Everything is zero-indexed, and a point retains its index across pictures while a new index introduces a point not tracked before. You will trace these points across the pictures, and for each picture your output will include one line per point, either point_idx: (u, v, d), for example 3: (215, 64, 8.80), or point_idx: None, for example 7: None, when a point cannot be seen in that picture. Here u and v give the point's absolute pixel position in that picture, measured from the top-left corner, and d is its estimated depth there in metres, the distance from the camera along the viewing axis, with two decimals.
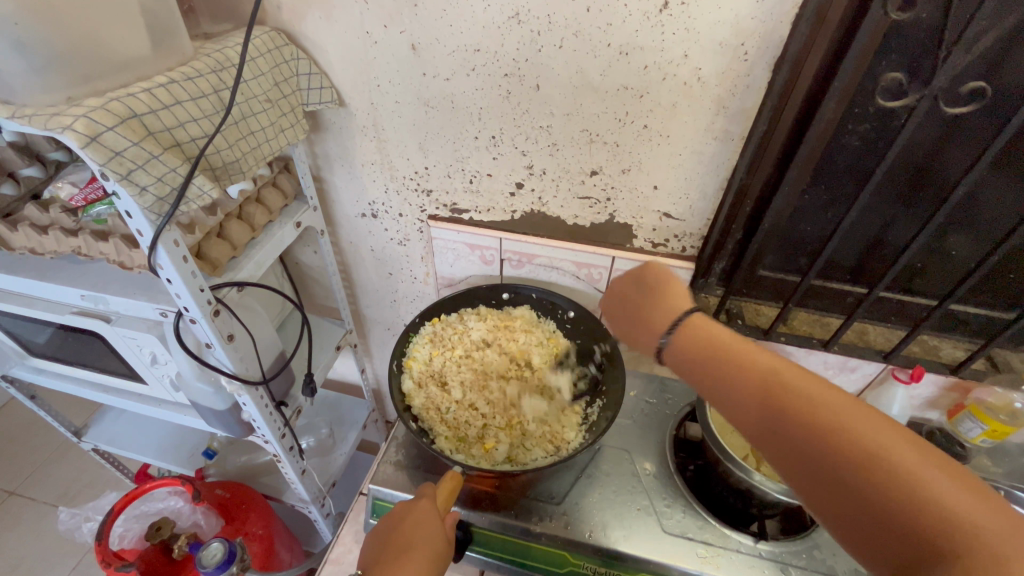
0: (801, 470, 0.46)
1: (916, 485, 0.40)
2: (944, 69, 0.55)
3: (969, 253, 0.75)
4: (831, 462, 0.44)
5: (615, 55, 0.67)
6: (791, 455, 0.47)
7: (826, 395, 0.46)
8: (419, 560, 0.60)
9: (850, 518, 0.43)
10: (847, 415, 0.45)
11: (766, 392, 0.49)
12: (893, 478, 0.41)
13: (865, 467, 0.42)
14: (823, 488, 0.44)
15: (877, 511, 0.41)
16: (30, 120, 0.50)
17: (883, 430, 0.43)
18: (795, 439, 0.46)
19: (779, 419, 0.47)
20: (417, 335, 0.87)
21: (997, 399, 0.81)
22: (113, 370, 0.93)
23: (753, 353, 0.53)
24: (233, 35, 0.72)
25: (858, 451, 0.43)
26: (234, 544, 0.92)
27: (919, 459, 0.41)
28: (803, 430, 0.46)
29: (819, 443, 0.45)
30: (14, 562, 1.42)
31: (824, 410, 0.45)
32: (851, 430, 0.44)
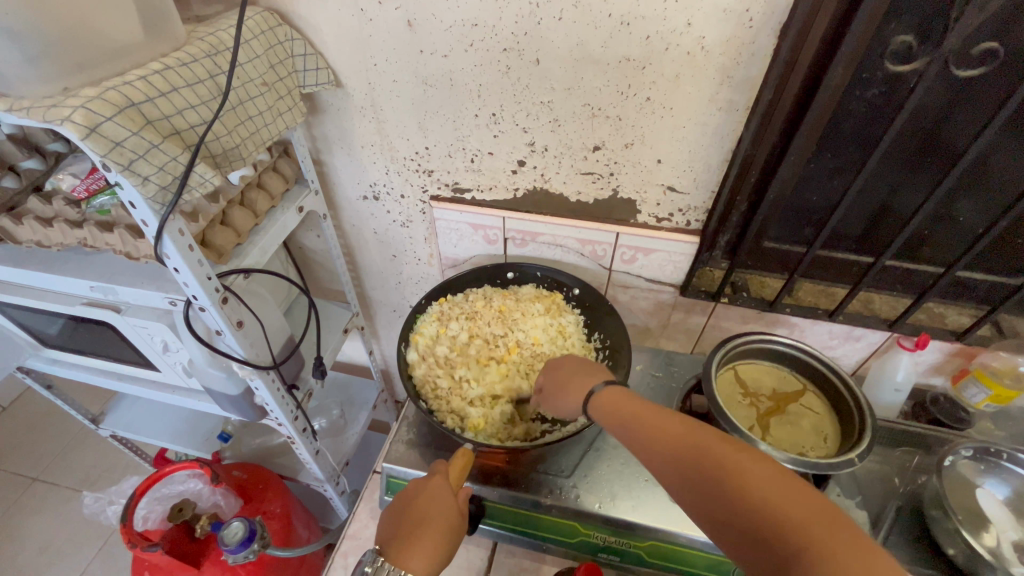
0: (697, 509, 0.50)
1: (783, 514, 0.44)
2: (955, 31, 0.53)
3: (977, 219, 0.75)
4: (718, 497, 0.48)
5: (616, 26, 0.65)
6: (690, 500, 0.50)
7: (710, 439, 0.52)
8: (437, 534, 0.62)
9: (743, 546, 0.46)
10: (724, 456, 0.50)
11: (658, 441, 0.55)
12: (764, 508, 0.45)
13: (746, 502, 0.46)
14: (718, 522, 0.48)
15: (757, 538, 0.45)
16: (29, 113, 0.50)
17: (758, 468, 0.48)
18: (690, 484, 0.50)
19: (675, 467, 0.52)
20: (424, 314, 0.88)
21: (1002, 364, 0.82)
22: (126, 358, 0.94)
23: (649, 407, 0.59)
24: (225, 17, 0.71)
25: (733, 488, 0.47)
26: (254, 522, 0.94)
27: (789, 488, 0.45)
28: (692, 472, 0.51)
29: (707, 485, 0.49)
30: (43, 544, 1.47)
31: (710, 454, 0.50)
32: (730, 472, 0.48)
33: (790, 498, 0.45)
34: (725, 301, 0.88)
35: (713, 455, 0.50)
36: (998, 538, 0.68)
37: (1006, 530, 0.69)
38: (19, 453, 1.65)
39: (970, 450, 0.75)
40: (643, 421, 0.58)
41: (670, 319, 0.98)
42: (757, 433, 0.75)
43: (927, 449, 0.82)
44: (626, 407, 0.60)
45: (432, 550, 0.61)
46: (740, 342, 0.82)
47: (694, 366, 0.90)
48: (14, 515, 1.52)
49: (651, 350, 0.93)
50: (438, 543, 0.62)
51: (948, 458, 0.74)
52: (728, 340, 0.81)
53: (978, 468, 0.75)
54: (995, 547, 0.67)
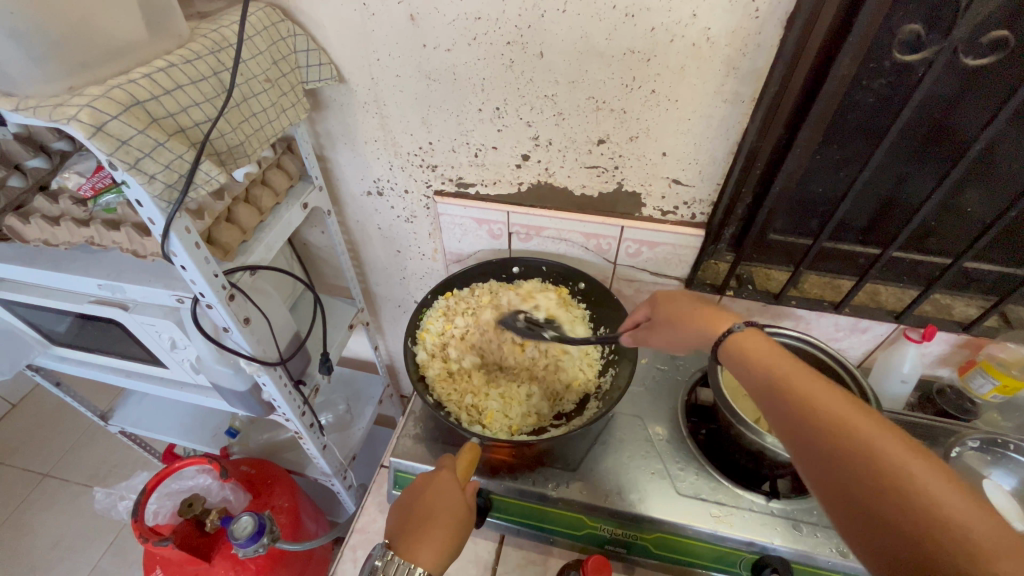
0: (829, 486, 0.47)
1: (952, 525, 0.39)
2: (965, 20, 0.53)
3: (985, 209, 0.74)
4: (869, 492, 0.44)
5: (621, 18, 0.65)
6: (830, 482, 0.47)
7: (873, 425, 0.46)
8: (446, 528, 0.63)
9: (872, 529, 0.43)
10: (890, 448, 0.44)
11: (804, 413, 0.49)
12: (927, 514, 0.41)
13: (905, 505, 0.42)
14: (860, 516, 0.44)
15: (907, 543, 0.41)
16: (35, 112, 0.50)
17: (930, 470, 0.42)
18: (835, 468, 0.46)
19: (819, 446, 0.48)
20: (430, 309, 0.88)
21: (1008, 355, 0.81)
22: (134, 355, 0.95)
23: (798, 371, 0.53)
24: (228, 13, 0.70)
25: (895, 485, 0.42)
26: (263, 517, 0.95)
27: (962, 501, 0.40)
28: (842, 457, 0.46)
29: (859, 477, 0.44)
30: (55, 539, 1.49)
31: (871, 441, 0.45)
32: (893, 468, 0.43)
33: (963, 512, 0.40)
34: (731, 294, 0.88)
35: (875, 443, 0.45)
36: None
37: (1012, 520, 0.69)
38: (29, 450, 1.67)
39: (976, 442, 0.76)
40: (781, 374, 0.53)
41: None
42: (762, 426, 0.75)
43: (933, 441, 0.82)
44: (771, 362, 0.55)
45: (441, 543, 0.62)
46: None
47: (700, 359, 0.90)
48: (26, 511, 1.54)
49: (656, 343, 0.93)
50: (445, 538, 0.62)
51: (953, 450, 0.75)
52: None
53: (985, 459, 0.75)
54: None
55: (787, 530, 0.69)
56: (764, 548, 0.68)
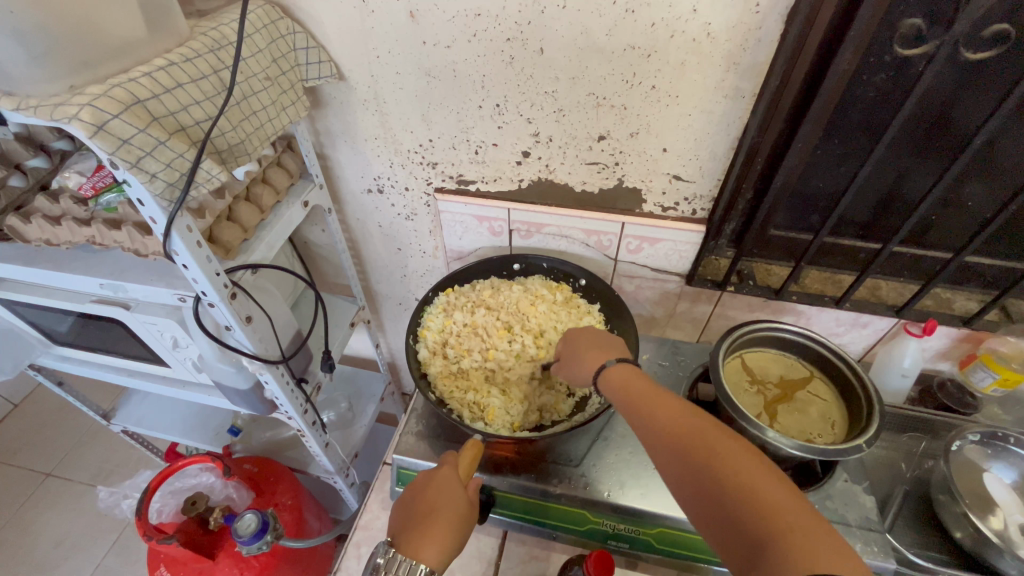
0: (676, 478, 0.53)
1: (758, 497, 0.47)
2: (966, 13, 0.53)
3: (985, 204, 0.74)
4: (699, 480, 0.51)
5: (621, 13, 0.65)
6: (676, 475, 0.53)
7: (702, 425, 0.54)
8: (448, 525, 0.63)
9: (709, 511, 0.49)
10: (714, 441, 0.52)
11: (652, 422, 0.57)
12: (740, 490, 0.48)
13: (723, 486, 0.49)
14: (698, 503, 0.51)
15: (734, 525, 0.47)
16: (36, 112, 0.50)
17: (744, 456, 0.50)
18: (678, 465, 0.53)
19: (665, 446, 0.55)
20: (431, 307, 0.89)
21: (1009, 348, 0.82)
22: (135, 354, 0.95)
23: (649, 389, 0.61)
24: (227, 11, 0.70)
25: (719, 470, 0.49)
26: (266, 514, 0.96)
27: (766, 476, 0.48)
28: (681, 453, 0.53)
29: (691, 468, 0.51)
30: (59, 537, 1.50)
31: (702, 439, 0.53)
32: (716, 458, 0.51)
33: (767, 484, 0.47)
34: (731, 289, 0.88)
35: (704, 440, 0.52)
36: (1005, 521, 0.68)
37: (1013, 512, 0.69)
38: (32, 449, 1.67)
39: (977, 436, 0.76)
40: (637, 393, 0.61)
41: (676, 309, 0.98)
42: (765, 421, 0.76)
43: (934, 435, 0.83)
44: (634, 386, 0.62)
45: (445, 540, 0.62)
46: (747, 328, 0.82)
47: (701, 354, 0.90)
48: (30, 510, 1.55)
49: (658, 339, 0.93)
50: (448, 534, 0.62)
51: (955, 444, 0.74)
52: (734, 329, 0.81)
53: (986, 453, 0.75)
54: (1003, 530, 0.68)
55: None
56: None
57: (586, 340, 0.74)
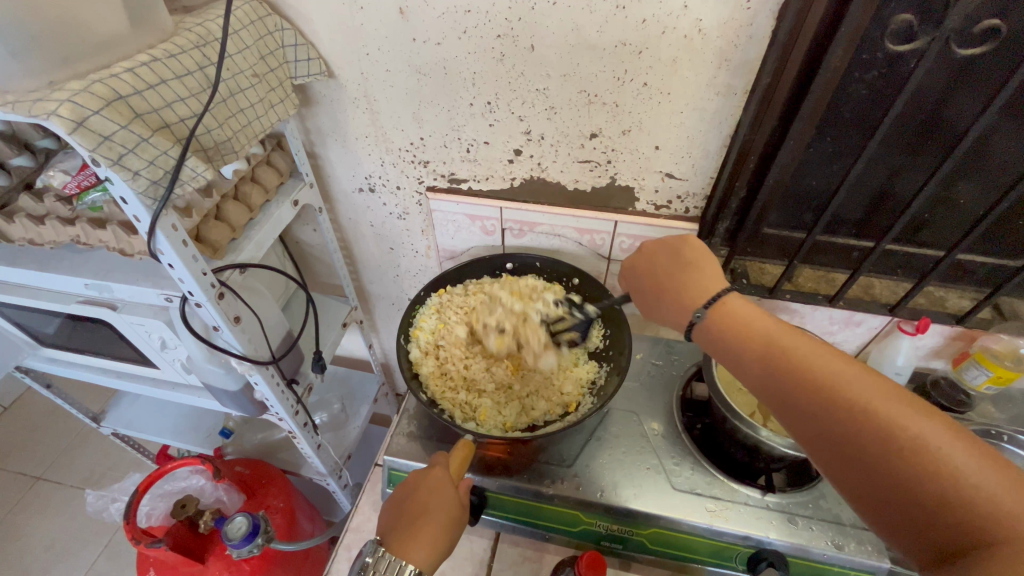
0: (840, 454, 0.47)
1: (964, 484, 0.41)
2: (958, 8, 0.52)
3: (978, 202, 0.74)
4: (872, 451, 0.45)
5: (612, 10, 0.64)
6: (835, 447, 0.47)
7: (875, 390, 0.47)
8: (438, 526, 0.62)
9: (880, 488, 0.45)
10: (881, 403, 0.46)
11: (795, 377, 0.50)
12: (938, 475, 0.42)
13: (906, 457, 0.43)
14: (871, 481, 0.45)
15: (917, 504, 0.43)
16: (13, 107, 0.49)
17: (940, 432, 0.44)
18: (849, 441, 0.46)
19: (819, 410, 0.48)
20: (423, 306, 0.88)
21: (1002, 346, 0.81)
22: (123, 356, 0.94)
23: (788, 337, 0.53)
24: (213, 7, 0.69)
25: (904, 447, 0.44)
26: (257, 517, 0.94)
27: (972, 459, 0.42)
28: (837, 419, 0.47)
29: (863, 437, 0.46)
30: (49, 542, 1.48)
31: (874, 404, 0.46)
32: (890, 421, 0.45)
33: (962, 458, 0.42)
34: (726, 288, 0.87)
35: (882, 411, 0.46)
36: None
37: None
38: (21, 453, 1.65)
39: (971, 434, 0.76)
40: (763, 340, 0.54)
41: None
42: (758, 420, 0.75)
43: None
44: (766, 332, 0.54)
45: (434, 541, 0.61)
46: None
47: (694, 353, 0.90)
48: (19, 514, 1.53)
49: (651, 338, 0.93)
50: (438, 534, 0.61)
51: None
52: None
53: None
54: None
55: (782, 523, 0.68)
56: (760, 542, 0.68)
57: (670, 257, 0.67)
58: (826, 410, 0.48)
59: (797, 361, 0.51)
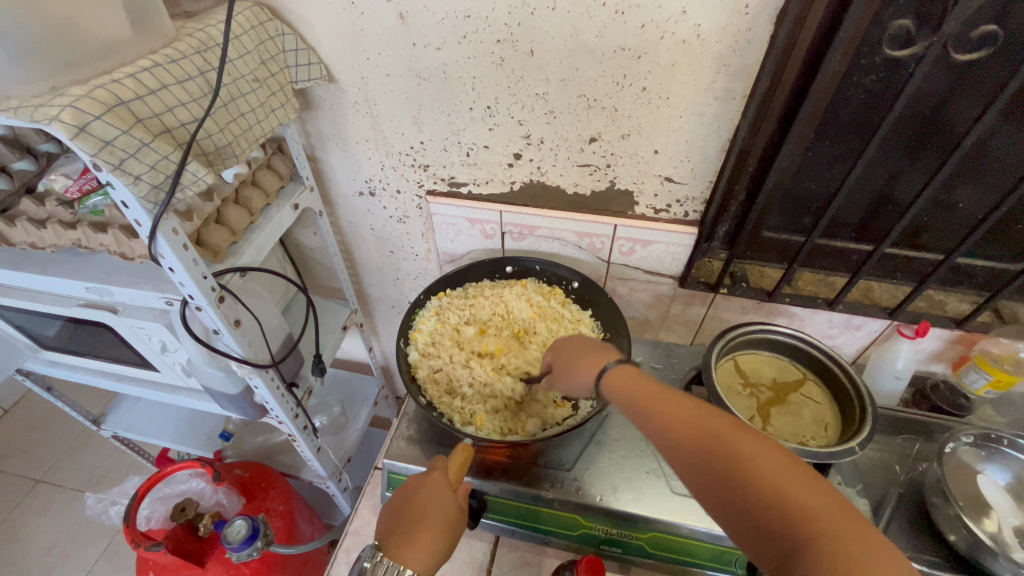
0: (704, 490, 0.50)
1: (799, 509, 0.44)
2: (955, 14, 0.52)
3: (976, 206, 0.74)
4: (727, 485, 0.48)
5: (611, 15, 0.64)
6: (700, 485, 0.50)
7: (724, 429, 0.51)
8: (436, 530, 0.62)
9: (741, 522, 0.47)
10: (730, 438, 0.50)
11: (662, 425, 0.54)
12: (775, 498, 0.45)
13: (753, 490, 0.46)
14: (731, 515, 0.47)
15: (769, 532, 0.45)
16: (16, 112, 0.49)
17: (778, 461, 0.47)
18: (710, 478, 0.49)
19: (684, 452, 0.51)
20: (423, 309, 0.88)
21: (1002, 350, 0.81)
22: (123, 359, 0.94)
23: (654, 390, 0.58)
24: (214, 13, 0.70)
25: (752, 479, 0.46)
26: (257, 520, 0.94)
27: (808, 486, 0.45)
28: (699, 457, 0.50)
29: (718, 472, 0.48)
30: (48, 545, 1.48)
31: (724, 440, 0.50)
32: (739, 457, 0.48)
33: (799, 487, 0.45)
34: (725, 292, 0.88)
35: (728, 443, 0.49)
36: (999, 524, 0.68)
37: (1007, 515, 0.68)
38: (22, 456, 1.65)
39: (971, 437, 0.75)
40: (639, 393, 0.58)
41: (670, 311, 0.98)
42: (757, 423, 0.75)
43: (927, 437, 0.82)
44: (636, 389, 0.59)
45: (433, 546, 0.61)
46: (740, 327, 0.82)
47: (694, 356, 0.90)
48: (20, 517, 1.53)
49: (651, 341, 0.93)
50: (436, 539, 0.62)
51: (949, 446, 0.73)
52: (726, 331, 0.81)
53: (980, 455, 0.75)
54: (997, 532, 0.67)
55: None
56: None
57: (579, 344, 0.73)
58: (689, 452, 0.51)
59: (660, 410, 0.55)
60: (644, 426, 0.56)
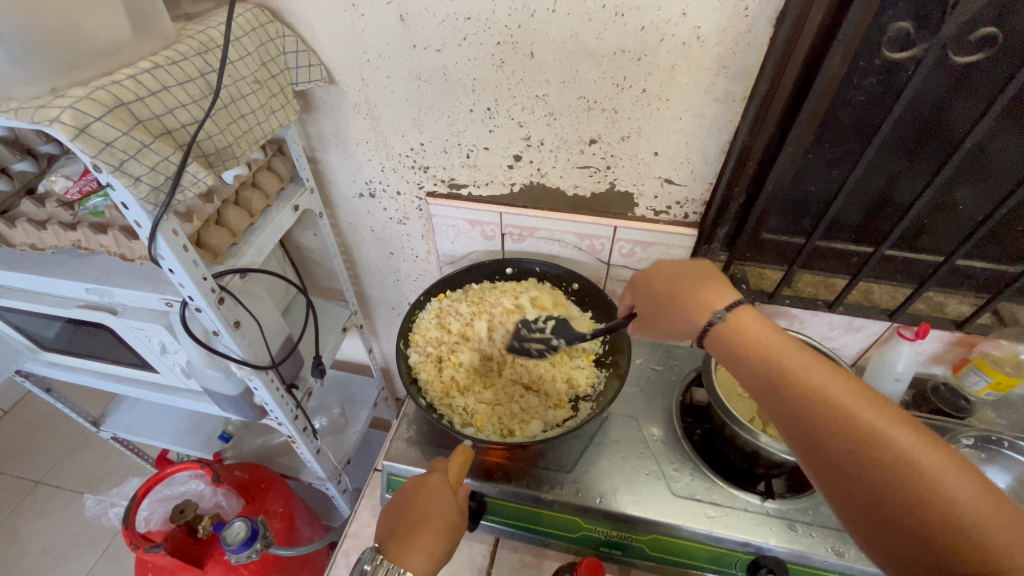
0: (837, 476, 0.46)
1: (959, 513, 0.39)
2: (953, 16, 0.52)
3: (976, 208, 0.74)
4: (872, 477, 0.43)
5: (611, 17, 0.65)
6: (834, 470, 0.46)
7: (872, 411, 0.45)
8: (436, 532, 0.62)
9: (880, 517, 0.43)
10: (881, 424, 0.44)
11: (796, 398, 0.48)
12: (934, 499, 0.40)
13: (904, 486, 0.42)
14: (870, 508, 0.44)
15: (915, 533, 0.41)
16: (16, 114, 0.49)
17: (937, 458, 0.42)
18: (850, 466, 0.44)
19: (821, 433, 0.46)
20: (423, 311, 0.89)
21: (1002, 352, 0.81)
22: (123, 360, 0.94)
23: (789, 353, 0.51)
24: (215, 14, 0.70)
25: (905, 475, 0.42)
26: (256, 522, 0.94)
27: (972, 488, 0.40)
28: (839, 442, 0.45)
29: (863, 461, 0.44)
30: (46, 548, 1.47)
31: (874, 426, 0.44)
32: (890, 446, 0.43)
33: (964, 493, 0.40)
34: (724, 294, 0.88)
35: (879, 430, 0.44)
36: None
37: None
38: (21, 457, 1.65)
39: (972, 440, 0.75)
40: (769, 355, 0.51)
41: None
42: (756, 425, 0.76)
43: None
44: (768, 346, 0.52)
45: (433, 548, 0.61)
46: None
47: (693, 358, 0.90)
48: (18, 518, 1.53)
49: (651, 343, 0.93)
50: (436, 541, 0.61)
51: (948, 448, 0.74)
52: None
53: (981, 457, 0.74)
54: None
55: (782, 530, 0.68)
56: (760, 548, 0.67)
57: (677, 272, 0.65)
58: (829, 433, 0.46)
59: (796, 381, 0.49)
60: (772, 396, 0.50)
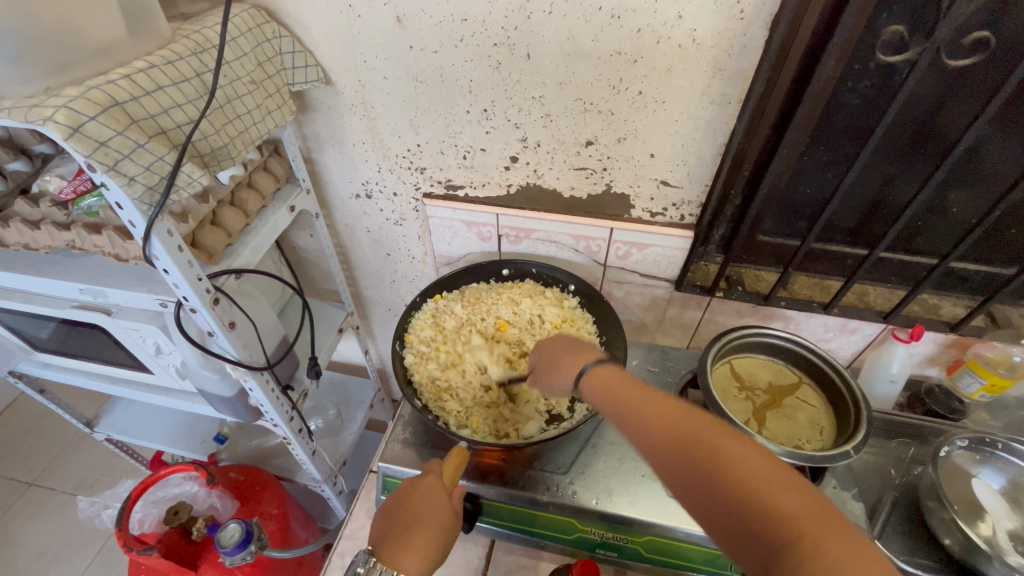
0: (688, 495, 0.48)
1: (782, 514, 0.43)
2: (947, 21, 0.53)
3: (970, 210, 0.75)
4: (710, 491, 0.46)
5: (607, 19, 0.65)
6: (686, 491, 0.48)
7: (710, 429, 0.49)
8: (431, 534, 0.62)
9: (726, 527, 0.45)
10: (717, 441, 0.48)
11: (647, 426, 0.52)
12: (762, 504, 0.43)
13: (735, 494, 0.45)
14: (717, 520, 0.46)
15: (754, 536, 0.44)
16: (10, 113, 0.49)
17: (765, 464, 0.45)
18: (693, 483, 0.47)
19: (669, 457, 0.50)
20: (419, 312, 0.89)
21: (996, 354, 0.81)
22: (117, 361, 0.94)
23: (643, 391, 0.55)
24: (211, 14, 0.70)
25: (735, 484, 0.45)
26: (251, 524, 0.93)
27: (793, 490, 0.44)
28: (683, 461, 0.48)
29: (702, 476, 0.47)
30: (39, 550, 1.46)
31: (708, 443, 0.48)
32: (723, 459, 0.47)
33: (785, 496, 0.43)
34: (720, 296, 0.88)
35: (713, 446, 0.48)
36: (993, 527, 0.68)
37: (1002, 519, 0.69)
38: (14, 459, 1.64)
39: (965, 441, 0.75)
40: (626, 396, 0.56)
41: (666, 314, 0.99)
42: (753, 427, 0.75)
43: (922, 440, 0.82)
44: (629, 389, 0.56)
45: (427, 550, 0.61)
46: (734, 333, 0.82)
47: (690, 359, 0.90)
48: (11, 520, 1.52)
49: (647, 345, 0.93)
50: (431, 543, 0.61)
51: (943, 450, 0.73)
52: (720, 333, 0.81)
53: (974, 458, 0.75)
54: (992, 536, 0.68)
55: None
56: None
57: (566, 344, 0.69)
58: (675, 456, 0.49)
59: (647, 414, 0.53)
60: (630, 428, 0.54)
